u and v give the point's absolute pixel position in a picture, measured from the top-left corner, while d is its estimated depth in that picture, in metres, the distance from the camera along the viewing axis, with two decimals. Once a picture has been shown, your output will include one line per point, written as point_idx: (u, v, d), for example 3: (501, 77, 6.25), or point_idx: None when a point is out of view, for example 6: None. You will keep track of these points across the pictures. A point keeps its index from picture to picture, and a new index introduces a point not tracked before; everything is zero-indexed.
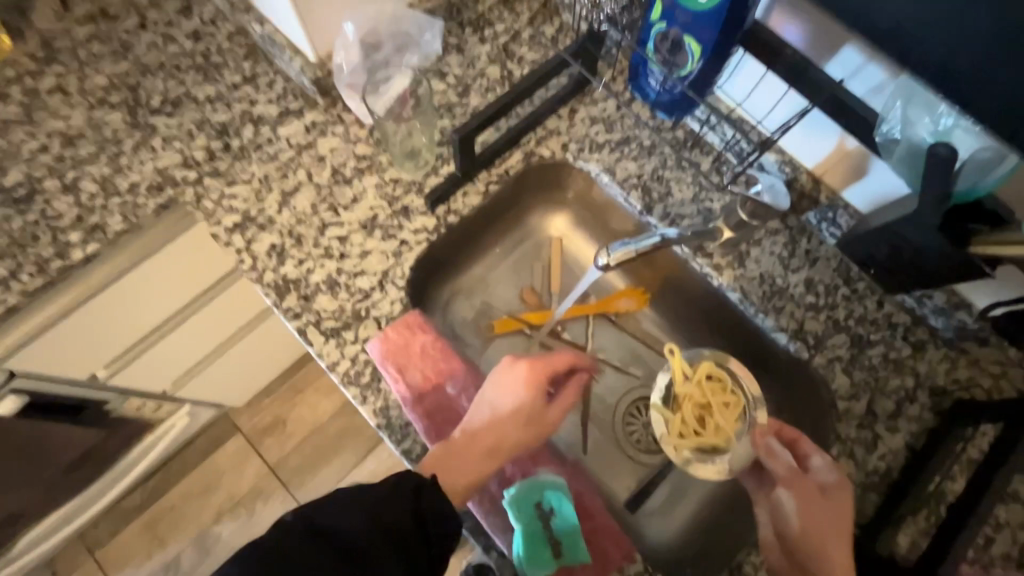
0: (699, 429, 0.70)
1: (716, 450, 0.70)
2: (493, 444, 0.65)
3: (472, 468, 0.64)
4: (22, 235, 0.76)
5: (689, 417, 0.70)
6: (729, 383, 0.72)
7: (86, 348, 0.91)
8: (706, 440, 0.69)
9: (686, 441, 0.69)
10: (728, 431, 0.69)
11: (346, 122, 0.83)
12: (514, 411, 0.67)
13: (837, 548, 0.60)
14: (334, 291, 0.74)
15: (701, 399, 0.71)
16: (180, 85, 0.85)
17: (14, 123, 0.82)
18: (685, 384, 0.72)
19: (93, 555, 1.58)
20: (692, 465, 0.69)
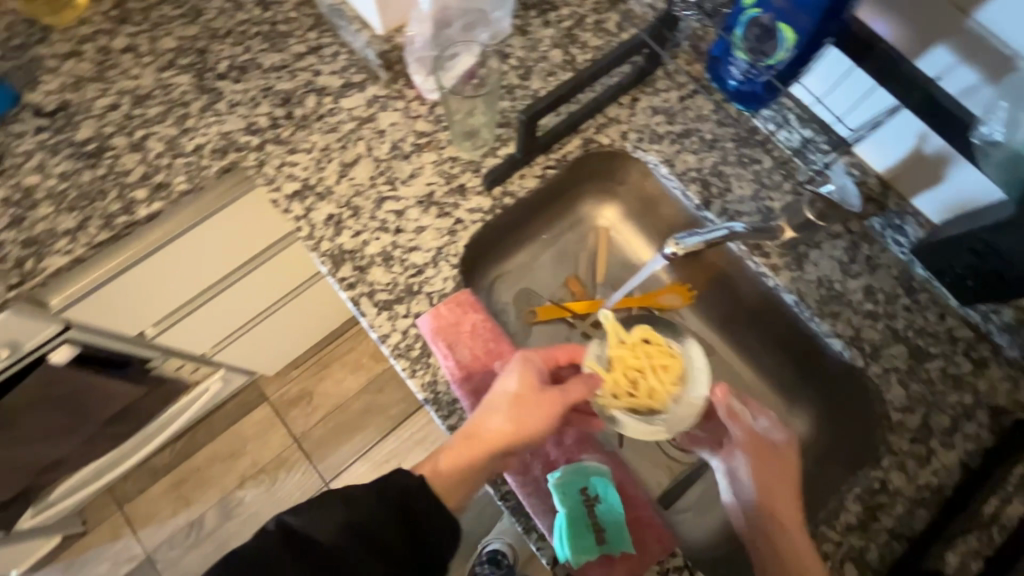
0: (633, 388, 0.69)
1: (650, 410, 0.69)
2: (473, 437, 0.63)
3: (458, 464, 0.62)
4: (91, 189, 0.78)
5: (622, 378, 0.69)
6: (663, 347, 0.72)
7: (139, 304, 0.93)
8: (639, 399, 0.69)
9: (618, 401, 0.69)
10: (660, 391, 0.69)
11: (408, 98, 0.84)
12: (499, 404, 0.64)
13: (788, 505, 0.62)
14: (388, 265, 0.75)
15: (634, 361, 0.70)
16: (247, 51, 0.86)
17: (86, 80, 0.84)
18: (618, 347, 0.71)
19: (121, 509, 1.63)
20: (630, 424, 0.68)
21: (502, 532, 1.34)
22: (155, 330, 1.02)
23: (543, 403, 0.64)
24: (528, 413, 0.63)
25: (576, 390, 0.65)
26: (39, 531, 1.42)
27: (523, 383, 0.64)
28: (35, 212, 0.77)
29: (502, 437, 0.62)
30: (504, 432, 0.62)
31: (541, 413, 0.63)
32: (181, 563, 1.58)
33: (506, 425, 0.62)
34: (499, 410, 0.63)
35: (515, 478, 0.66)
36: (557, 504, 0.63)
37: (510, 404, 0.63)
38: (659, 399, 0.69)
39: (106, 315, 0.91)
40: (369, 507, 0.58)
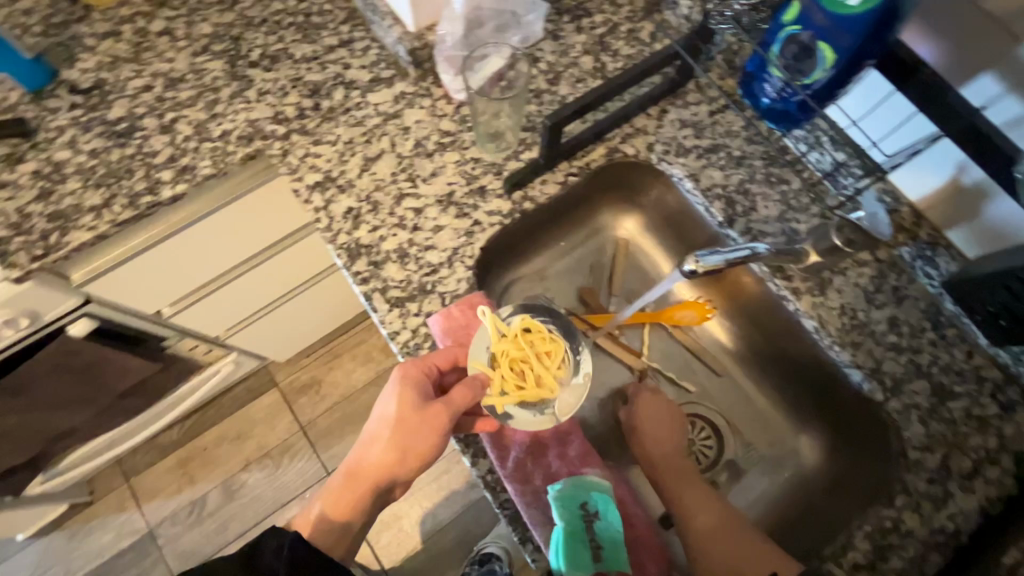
0: (521, 381, 0.64)
1: (540, 400, 0.64)
2: (361, 469, 0.66)
3: (352, 499, 0.66)
4: (118, 167, 0.79)
5: (507, 373, 0.64)
6: (544, 334, 0.68)
7: (155, 283, 0.94)
8: (529, 391, 0.64)
9: (509, 397, 0.63)
10: (547, 378, 0.65)
11: (434, 96, 0.84)
12: (379, 436, 0.65)
13: (664, 436, 0.76)
14: (403, 262, 0.75)
15: (518, 354, 0.65)
16: (279, 41, 0.87)
17: (122, 60, 0.85)
18: (501, 341, 0.66)
19: (127, 482, 1.65)
20: (523, 418, 0.63)
21: (499, 536, 1.35)
22: (172, 310, 1.03)
23: (426, 423, 0.63)
24: (411, 436, 0.64)
25: (459, 399, 0.62)
26: (47, 498, 1.46)
27: (403, 405, 0.64)
28: (63, 186, 0.78)
29: (389, 465, 0.64)
30: (389, 461, 0.64)
31: (425, 435, 0.63)
32: (181, 541, 1.60)
33: (389, 454, 0.64)
34: (384, 436, 0.65)
35: (515, 487, 0.65)
36: (556, 517, 0.62)
37: (393, 429, 0.64)
38: (548, 386, 0.65)
39: (124, 293, 0.92)
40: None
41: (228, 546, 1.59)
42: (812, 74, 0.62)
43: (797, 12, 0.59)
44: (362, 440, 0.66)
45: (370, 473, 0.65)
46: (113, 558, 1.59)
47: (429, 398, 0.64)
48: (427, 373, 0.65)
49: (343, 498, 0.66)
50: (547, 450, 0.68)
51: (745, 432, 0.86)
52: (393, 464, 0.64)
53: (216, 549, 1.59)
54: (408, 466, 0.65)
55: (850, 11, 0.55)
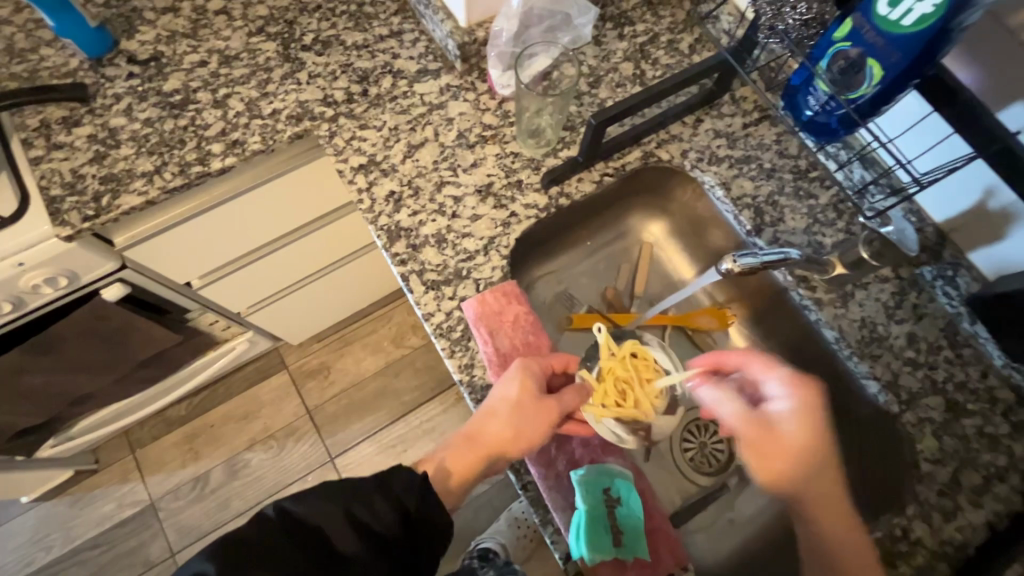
0: (621, 399, 0.66)
1: (637, 422, 0.65)
2: (474, 442, 0.67)
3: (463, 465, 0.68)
4: (171, 137, 0.82)
5: (609, 387, 0.66)
6: (651, 362, 0.68)
7: (192, 251, 0.96)
8: (627, 410, 0.65)
9: (607, 410, 0.65)
10: (647, 403, 0.65)
11: (479, 91, 0.86)
12: (497, 411, 0.65)
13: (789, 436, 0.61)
14: (441, 247, 0.77)
15: (622, 373, 0.67)
16: (332, 28, 0.90)
17: (179, 35, 0.88)
18: (609, 358, 0.68)
19: (132, 453, 1.67)
20: (616, 434, 0.66)
21: (495, 532, 1.36)
22: (202, 282, 1.06)
23: (542, 411, 0.65)
24: (524, 421, 0.64)
25: (571, 400, 0.66)
26: (54, 462, 1.47)
27: (522, 390, 0.65)
28: (117, 151, 0.81)
29: (497, 446, 0.65)
30: (499, 442, 0.65)
31: (538, 425, 0.65)
32: (182, 515, 1.61)
33: (504, 432, 0.64)
34: (501, 415, 0.65)
35: (538, 469, 0.67)
36: (579, 500, 0.64)
37: (508, 411, 0.65)
38: (645, 411, 0.65)
39: (160, 260, 0.94)
40: (327, 514, 0.59)
41: (228, 523, 1.61)
42: (858, 90, 0.64)
43: (847, 29, 0.62)
44: (477, 416, 0.67)
45: (483, 447, 0.66)
46: (113, 528, 1.60)
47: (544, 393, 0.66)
48: (544, 369, 0.69)
49: (460, 461, 0.69)
50: (571, 436, 0.70)
51: None
52: (504, 443, 0.65)
53: (217, 525, 1.60)
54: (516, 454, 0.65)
55: (903, 30, 0.57)
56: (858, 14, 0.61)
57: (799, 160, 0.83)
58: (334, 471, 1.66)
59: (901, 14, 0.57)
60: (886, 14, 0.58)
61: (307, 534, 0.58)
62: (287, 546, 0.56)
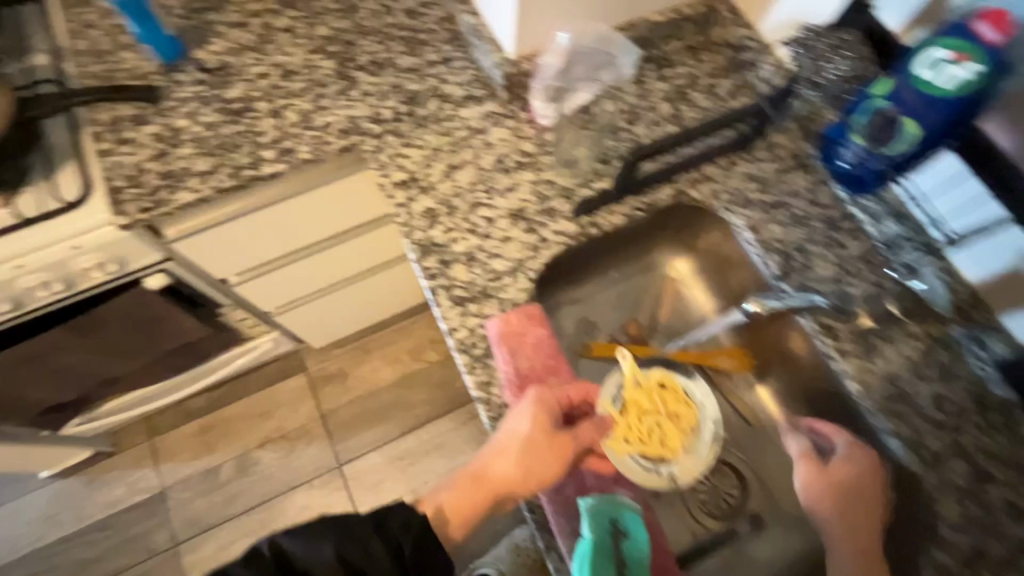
0: (645, 435, 0.75)
1: (659, 456, 0.76)
2: (482, 478, 0.68)
3: (467, 504, 0.68)
4: (228, 141, 0.87)
5: (635, 423, 0.75)
6: (675, 395, 0.78)
7: (233, 249, 1.01)
8: (650, 447, 0.76)
9: (633, 447, 0.75)
10: (671, 441, 0.76)
11: (520, 119, 0.89)
12: (510, 447, 0.66)
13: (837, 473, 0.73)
14: (470, 264, 0.79)
15: (648, 407, 0.76)
16: (387, 50, 0.95)
17: (246, 48, 0.94)
18: (634, 390, 0.76)
19: (149, 440, 1.71)
20: (638, 468, 0.75)
21: (495, 558, 1.35)
22: (239, 279, 1.11)
23: (554, 447, 0.67)
24: (537, 458, 0.66)
25: (587, 434, 0.70)
26: (76, 440, 1.52)
27: (537, 426, 0.66)
28: (178, 150, 0.86)
29: (511, 481, 0.66)
30: (513, 477, 0.66)
31: (554, 460, 0.67)
32: (189, 506, 1.65)
33: (515, 468, 0.66)
34: (514, 450, 0.66)
35: (546, 493, 0.68)
36: (584, 528, 0.63)
37: (520, 447, 0.66)
38: (670, 445, 0.77)
39: (203, 255, 0.99)
40: (320, 549, 0.60)
41: (234, 519, 1.64)
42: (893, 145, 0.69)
43: (886, 89, 0.67)
44: (488, 450, 0.68)
45: (494, 483, 0.67)
46: (122, 511, 1.64)
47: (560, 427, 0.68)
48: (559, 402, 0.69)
49: (467, 496, 0.68)
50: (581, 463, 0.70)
51: (774, 487, 0.87)
52: (516, 479, 0.66)
53: (222, 519, 1.64)
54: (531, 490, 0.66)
55: (944, 92, 0.62)
56: (897, 75, 0.66)
57: (832, 210, 0.84)
58: (341, 477, 1.68)
59: (938, 77, 0.62)
60: (927, 75, 0.62)
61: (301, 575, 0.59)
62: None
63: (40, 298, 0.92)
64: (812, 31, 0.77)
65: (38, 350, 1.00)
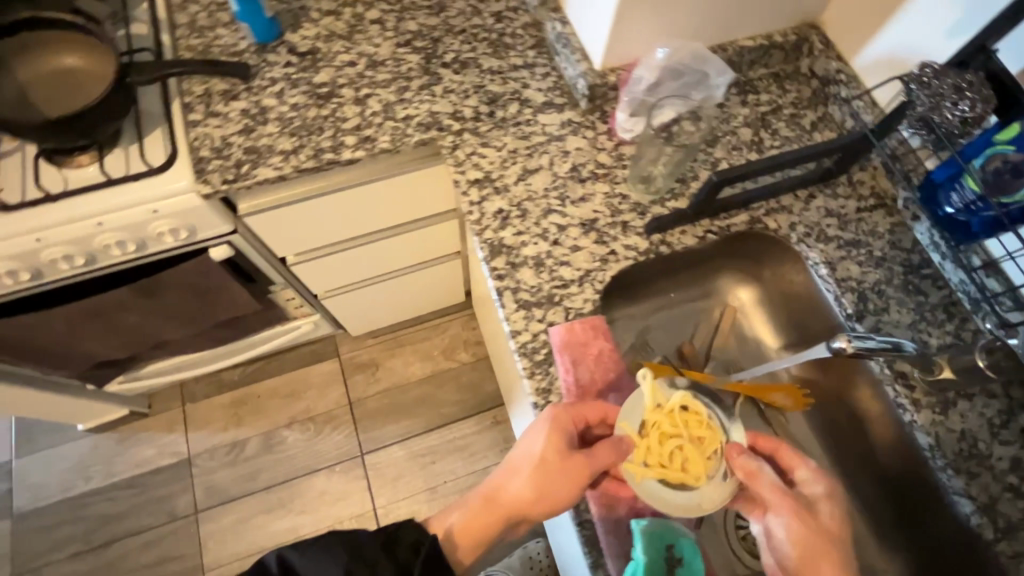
0: (666, 460, 0.65)
1: (682, 485, 0.64)
2: (497, 498, 0.70)
3: (482, 523, 0.70)
4: (311, 123, 0.89)
5: (655, 446, 0.65)
6: (701, 418, 0.67)
7: (298, 230, 1.03)
8: (672, 473, 0.64)
9: (650, 471, 0.64)
10: (695, 467, 0.64)
11: (598, 131, 0.90)
12: (523, 466, 0.67)
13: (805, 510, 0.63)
14: (538, 269, 0.79)
15: (670, 430, 0.66)
16: (472, 51, 0.96)
17: (336, 36, 0.96)
18: (655, 411, 0.67)
19: (181, 406, 1.75)
20: (657, 498, 0.63)
21: (508, 568, 1.32)
22: (297, 259, 1.13)
23: (567, 470, 0.65)
24: (549, 479, 0.65)
25: (604, 456, 0.65)
26: (116, 398, 1.56)
27: (547, 446, 0.66)
28: (263, 128, 0.89)
29: (521, 502, 0.67)
30: (523, 498, 0.66)
31: (562, 483, 0.65)
32: (212, 477, 1.67)
33: (526, 488, 0.66)
34: (526, 470, 0.67)
35: (598, 510, 0.66)
36: (637, 551, 0.62)
37: (532, 467, 0.66)
38: (695, 475, 0.64)
39: (270, 231, 1.02)
40: (333, 560, 0.65)
41: (254, 494, 1.66)
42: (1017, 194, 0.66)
43: (1014, 134, 0.65)
44: (505, 470, 0.70)
45: (508, 502, 0.69)
46: (149, 473, 1.67)
47: (573, 447, 0.66)
48: (575, 422, 0.68)
49: (481, 516, 0.70)
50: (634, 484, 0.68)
51: None
52: (528, 500, 0.66)
53: (241, 493, 1.66)
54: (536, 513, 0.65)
55: None
56: None
57: (911, 255, 0.82)
58: (362, 466, 1.69)
59: None
60: None
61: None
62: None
63: (113, 257, 0.95)
64: (933, 69, 0.67)
65: (104, 307, 1.03)
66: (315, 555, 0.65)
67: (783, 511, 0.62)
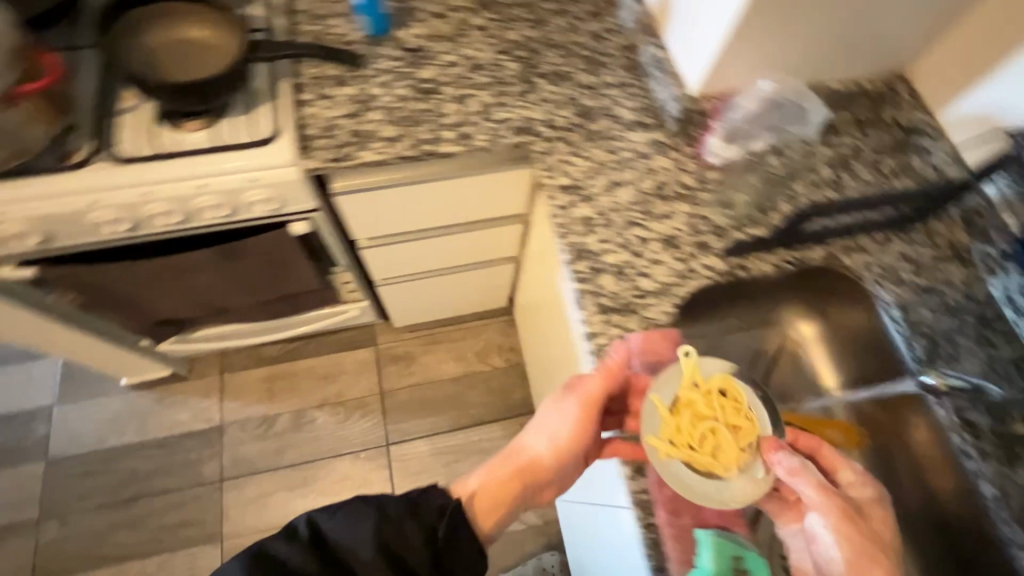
0: (694, 442, 0.63)
1: (708, 472, 0.63)
2: (524, 458, 0.74)
3: (507, 484, 0.72)
4: (413, 116, 0.94)
5: (686, 427, 0.64)
6: (742, 406, 0.65)
7: (379, 215, 1.07)
8: (699, 456, 0.63)
9: (676, 452, 0.63)
10: (726, 455, 0.63)
11: (684, 153, 0.92)
12: (555, 426, 0.73)
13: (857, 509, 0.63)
14: (618, 277, 0.82)
15: (705, 412, 0.64)
16: (567, 64, 1.00)
17: (441, 37, 1.01)
18: (690, 390, 0.66)
19: (219, 374, 1.79)
20: (679, 479, 0.62)
21: None
22: (369, 243, 1.17)
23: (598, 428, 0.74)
24: (583, 435, 0.73)
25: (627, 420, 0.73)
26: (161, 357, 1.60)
27: (581, 406, 0.73)
28: (367, 115, 0.94)
29: (552, 458, 0.73)
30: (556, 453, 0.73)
31: (582, 435, 0.73)
32: (241, 447, 1.70)
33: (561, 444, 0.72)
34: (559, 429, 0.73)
35: (664, 512, 0.69)
36: (703, 560, 0.63)
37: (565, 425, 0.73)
38: (727, 466, 0.63)
39: (353, 214, 1.06)
40: (363, 528, 0.63)
41: (279, 470, 1.68)
42: None
43: None
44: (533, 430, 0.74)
45: (536, 460, 0.73)
46: (181, 435, 1.71)
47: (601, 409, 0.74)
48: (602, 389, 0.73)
49: (507, 476, 0.73)
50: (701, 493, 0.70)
51: None
52: (560, 456, 0.72)
53: (267, 468, 1.69)
54: (559, 465, 0.72)
55: None
56: None
57: (985, 307, 0.83)
58: (387, 456, 1.71)
59: None
60: None
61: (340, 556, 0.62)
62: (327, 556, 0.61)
63: (205, 219, 1.00)
64: None
65: (185, 267, 1.08)
66: (343, 521, 0.63)
67: (831, 514, 0.61)
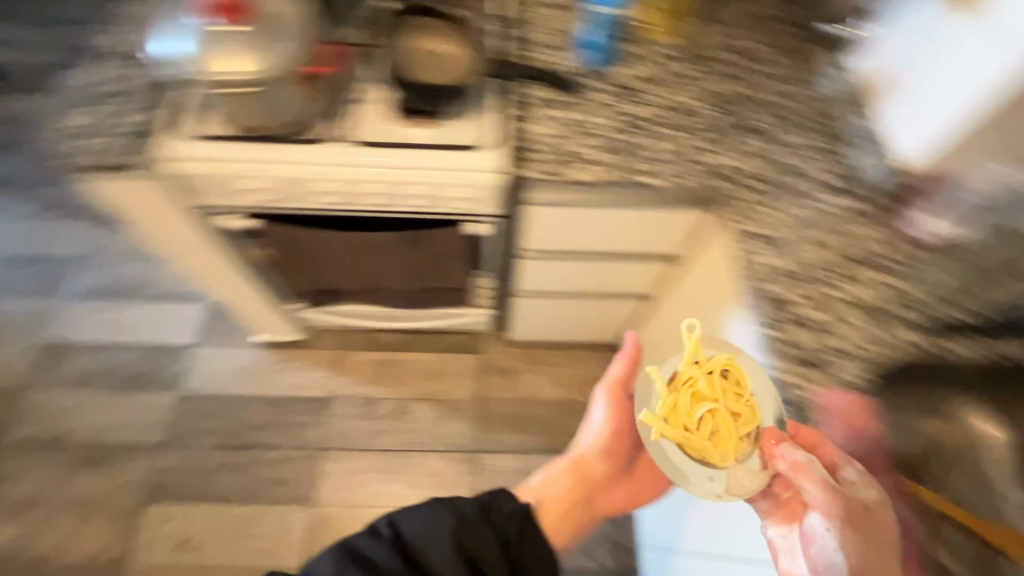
0: (691, 425, 0.74)
1: (703, 457, 0.73)
2: (578, 459, 0.99)
3: (567, 484, 0.95)
4: (622, 147, 1.01)
5: (686, 410, 0.74)
6: (741, 397, 0.76)
7: (558, 232, 1.15)
8: (695, 439, 0.73)
9: (674, 433, 0.73)
10: (723, 440, 0.73)
11: (885, 224, 0.93)
12: (598, 425, 0.99)
13: (871, 522, 0.72)
14: (812, 332, 0.83)
15: (706, 396, 0.75)
16: (772, 119, 1.03)
17: (652, 76, 1.07)
18: (690, 367, 0.76)
19: (333, 349, 1.90)
20: (673, 456, 0.73)
21: None
22: (534, 255, 1.24)
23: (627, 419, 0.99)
24: (616, 425, 0.99)
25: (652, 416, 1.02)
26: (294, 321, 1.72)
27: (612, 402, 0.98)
28: (580, 140, 1.02)
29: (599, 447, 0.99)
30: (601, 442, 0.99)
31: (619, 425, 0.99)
32: (344, 422, 1.80)
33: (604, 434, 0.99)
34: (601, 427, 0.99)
35: None
36: None
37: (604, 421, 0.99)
38: (720, 455, 0.73)
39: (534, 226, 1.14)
40: (446, 525, 0.74)
41: (375, 452, 1.76)
42: None
43: None
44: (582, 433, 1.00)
45: (587, 456, 0.99)
46: (294, 398, 1.83)
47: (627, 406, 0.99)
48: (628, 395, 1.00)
49: (567, 474, 0.97)
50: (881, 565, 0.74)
51: None
52: (604, 443, 0.99)
53: (364, 447, 1.77)
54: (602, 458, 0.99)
55: None
56: None
57: None
58: (477, 462, 1.76)
59: None
60: None
61: (424, 554, 0.71)
62: (417, 549, 0.72)
63: (407, 206, 1.11)
64: None
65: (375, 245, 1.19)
66: (424, 519, 0.74)
67: (835, 516, 0.70)
